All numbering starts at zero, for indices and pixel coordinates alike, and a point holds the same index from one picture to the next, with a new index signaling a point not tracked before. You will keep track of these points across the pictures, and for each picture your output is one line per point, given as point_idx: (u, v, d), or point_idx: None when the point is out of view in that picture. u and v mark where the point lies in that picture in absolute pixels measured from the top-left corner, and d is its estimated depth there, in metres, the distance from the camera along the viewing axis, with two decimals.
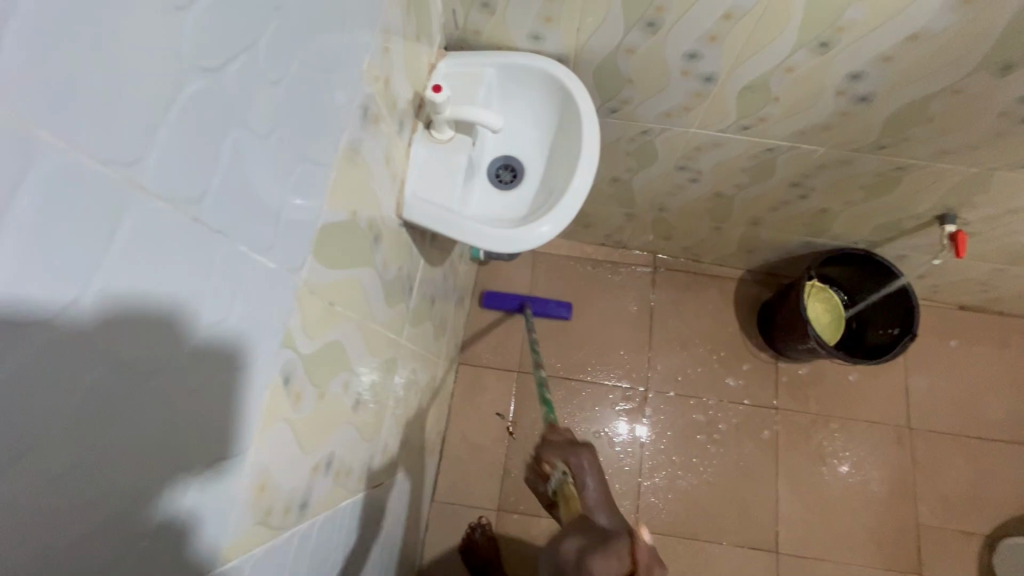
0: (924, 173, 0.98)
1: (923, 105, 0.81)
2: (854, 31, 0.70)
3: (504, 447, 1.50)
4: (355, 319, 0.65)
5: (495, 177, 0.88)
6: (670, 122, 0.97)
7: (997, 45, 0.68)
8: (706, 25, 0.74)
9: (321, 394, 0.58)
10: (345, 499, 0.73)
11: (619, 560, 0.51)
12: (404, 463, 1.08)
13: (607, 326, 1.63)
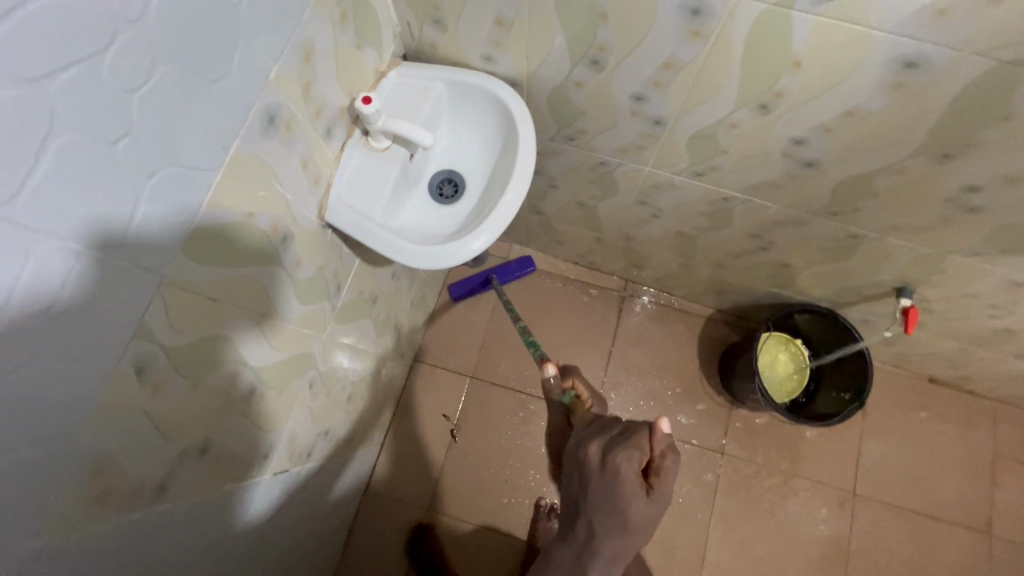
0: (879, 244, 0.96)
1: (868, 180, 0.79)
2: (792, 97, 0.68)
3: (443, 449, 1.49)
4: (248, 315, 0.66)
5: (436, 190, 0.89)
6: (626, 158, 0.96)
7: (935, 134, 0.66)
8: (648, 71, 0.73)
9: (193, 385, 0.59)
10: (229, 484, 0.75)
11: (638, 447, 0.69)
12: (325, 453, 1.10)
13: (567, 346, 1.61)
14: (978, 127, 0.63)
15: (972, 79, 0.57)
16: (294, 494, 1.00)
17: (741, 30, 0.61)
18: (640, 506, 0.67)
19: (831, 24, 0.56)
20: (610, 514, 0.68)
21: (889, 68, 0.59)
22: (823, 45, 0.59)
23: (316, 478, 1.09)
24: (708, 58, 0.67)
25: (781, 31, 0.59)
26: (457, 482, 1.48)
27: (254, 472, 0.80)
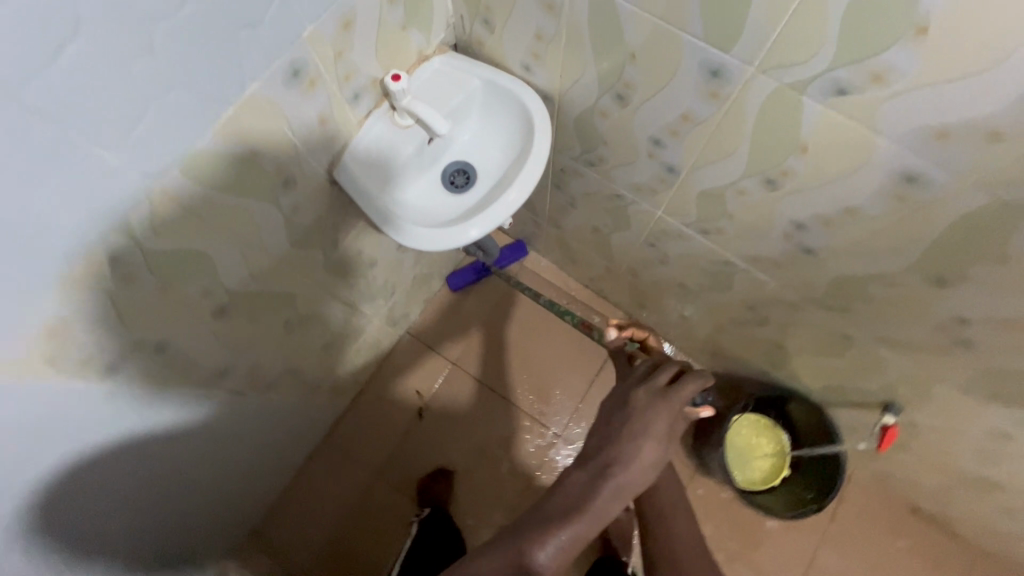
0: (870, 351, 0.93)
1: (864, 282, 0.77)
2: (797, 180, 0.68)
3: (407, 422, 1.54)
4: (233, 240, 0.72)
5: (447, 177, 0.92)
6: (640, 196, 0.97)
7: (930, 257, 0.64)
8: (667, 119, 0.74)
9: (163, 286, 0.65)
10: (180, 386, 0.81)
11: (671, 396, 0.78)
12: (289, 389, 1.16)
13: (552, 361, 1.58)
14: (972, 261, 0.61)
15: (970, 211, 0.55)
16: (247, 419, 1.06)
17: (754, 101, 0.61)
18: (646, 454, 0.72)
19: (838, 119, 0.56)
20: (627, 445, 0.72)
21: (889, 177, 0.58)
22: (829, 138, 0.59)
23: (274, 412, 1.15)
24: (722, 120, 0.67)
25: (791, 112, 0.59)
26: (410, 456, 1.52)
27: (205, 382, 0.86)
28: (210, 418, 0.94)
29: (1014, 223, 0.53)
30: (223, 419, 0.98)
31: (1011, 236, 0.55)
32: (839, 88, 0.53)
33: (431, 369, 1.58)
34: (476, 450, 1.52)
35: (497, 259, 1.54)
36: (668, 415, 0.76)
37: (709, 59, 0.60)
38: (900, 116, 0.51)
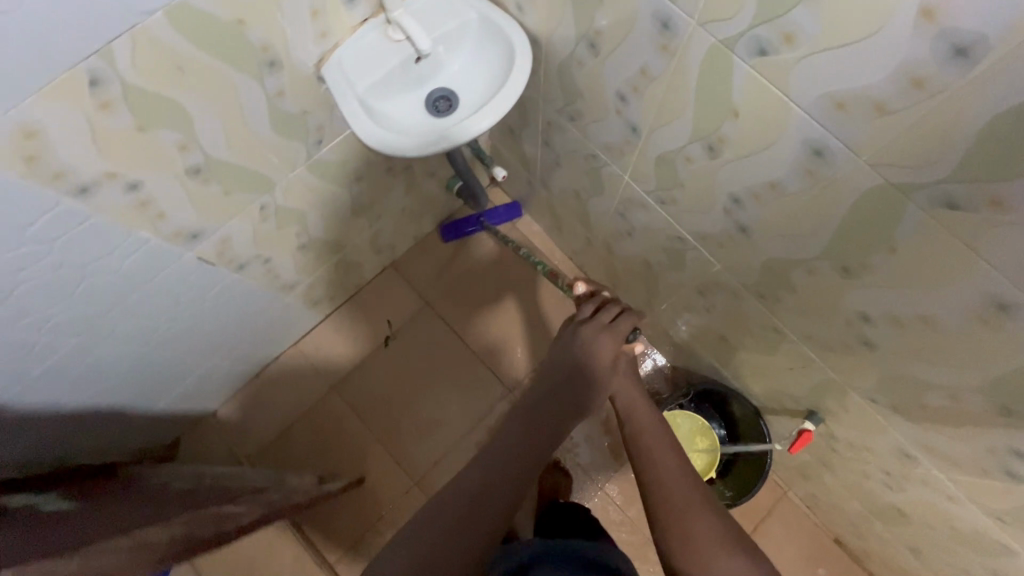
0: (796, 350, 0.95)
1: (788, 268, 0.79)
2: (732, 148, 0.70)
3: (373, 346, 1.65)
4: (214, 103, 0.79)
5: (431, 101, 0.97)
6: (610, 157, 1.01)
7: (837, 242, 0.67)
8: (629, 73, 0.77)
9: (141, 126, 0.73)
10: (149, 234, 0.89)
11: (617, 334, 0.86)
12: (260, 280, 1.24)
13: (519, 321, 1.67)
14: (871, 247, 0.63)
15: (867, 192, 0.58)
16: (214, 293, 1.14)
17: (696, 58, 0.64)
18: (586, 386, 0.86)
19: (761, 82, 0.59)
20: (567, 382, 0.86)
21: (803, 149, 0.61)
22: (754, 102, 0.62)
23: (244, 297, 1.24)
24: (672, 77, 0.70)
25: (724, 72, 0.62)
26: (369, 376, 1.64)
27: (174, 239, 0.94)
28: (176, 278, 1.02)
29: (901, 206, 0.55)
30: (189, 284, 1.06)
31: (900, 222, 0.57)
32: (760, 47, 0.56)
33: (406, 304, 1.69)
34: (431, 386, 1.64)
35: (489, 216, 1.59)
36: (610, 349, 0.86)
37: (661, 10, 0.64)
38: (808, 81, 0.54)
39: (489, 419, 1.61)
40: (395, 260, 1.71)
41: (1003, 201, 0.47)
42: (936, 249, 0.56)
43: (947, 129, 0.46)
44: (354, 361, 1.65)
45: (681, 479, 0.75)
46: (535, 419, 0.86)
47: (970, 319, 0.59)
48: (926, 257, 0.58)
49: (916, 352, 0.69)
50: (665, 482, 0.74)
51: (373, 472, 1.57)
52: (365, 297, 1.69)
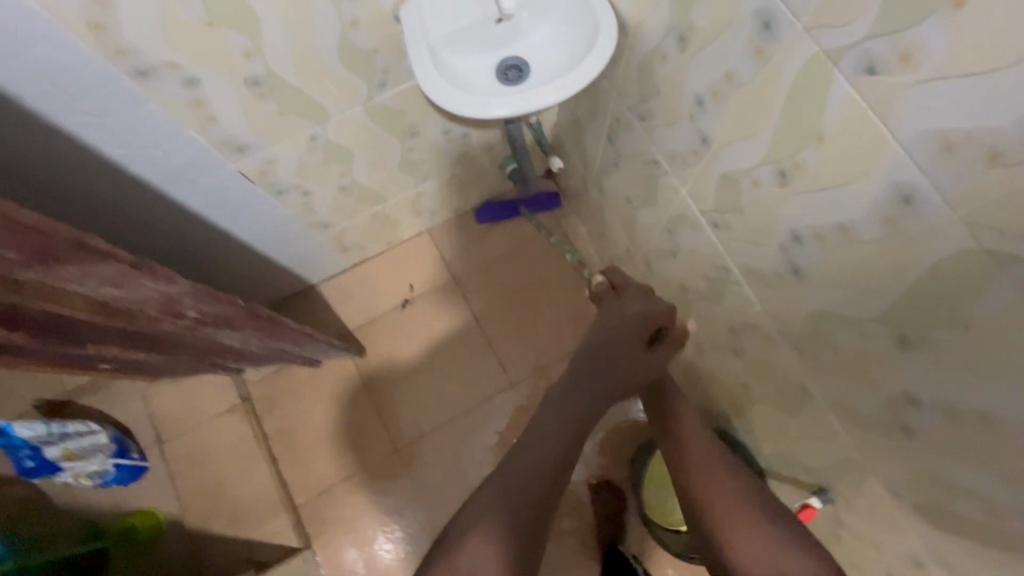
0: (820, 417, 0.87)
1: (836, 325, 0.72)
2: (807, 177, 0.64)
3: (390, 305, 1.64)
4: (287, 18, 0.78)
5: (500, 68, 0.93)
6: (672, 168, 0.95)
7: (899, 308, 0.59)
8: (714, 77, 0.71)
9: (210, 23, 0.73)
10: (199, 136, 0.89)
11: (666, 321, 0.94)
12: (297, 212, 1.24)
13: (538, 318, 1.63)
14: (939, 319, 0.55)
15: (952, 255, 0.50)
16: (249, 213, 1.15)
17: (793, 68, 0.58)
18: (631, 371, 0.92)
19: (860, 106, 0.52)
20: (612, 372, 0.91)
21: (888, 192, 0.53)
22: (845, 130, 0.55)
23: (277, 225, 1.24)
24: (760, 86, 0.64)
25: (820, 89, 0.56)
26: (379, 334, 1.63)
27: (220, 147, 0.94)
28: (215, 187, 1.03)
29: (990, 279, 0.48)
30: (227, 196, 1.07)
31: (985, 297, 0.49)
32: (871, 65, 0.49)
33: (433, 273, 1.67)
34: (435, 359, 1.62)
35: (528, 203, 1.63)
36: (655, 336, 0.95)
37: (766, 8, 0.58)
38: (916, 112, 0.47)
39: (483, 407, 1.58)
40: (433, 228, 1.70)
41: None
42: (1020, 338, 0.48)
43: None
44: (368, 317, 1.64)
45: (732, 490, 0.79)
46: (575, 418, 0.88)
47: None
48: (1003, 346, 0.50)
49: (962, 451, 0.61)
50: (716, 496, 0.78)
51: (359, 428, 1.57)
52: (395, 257, 1.68)
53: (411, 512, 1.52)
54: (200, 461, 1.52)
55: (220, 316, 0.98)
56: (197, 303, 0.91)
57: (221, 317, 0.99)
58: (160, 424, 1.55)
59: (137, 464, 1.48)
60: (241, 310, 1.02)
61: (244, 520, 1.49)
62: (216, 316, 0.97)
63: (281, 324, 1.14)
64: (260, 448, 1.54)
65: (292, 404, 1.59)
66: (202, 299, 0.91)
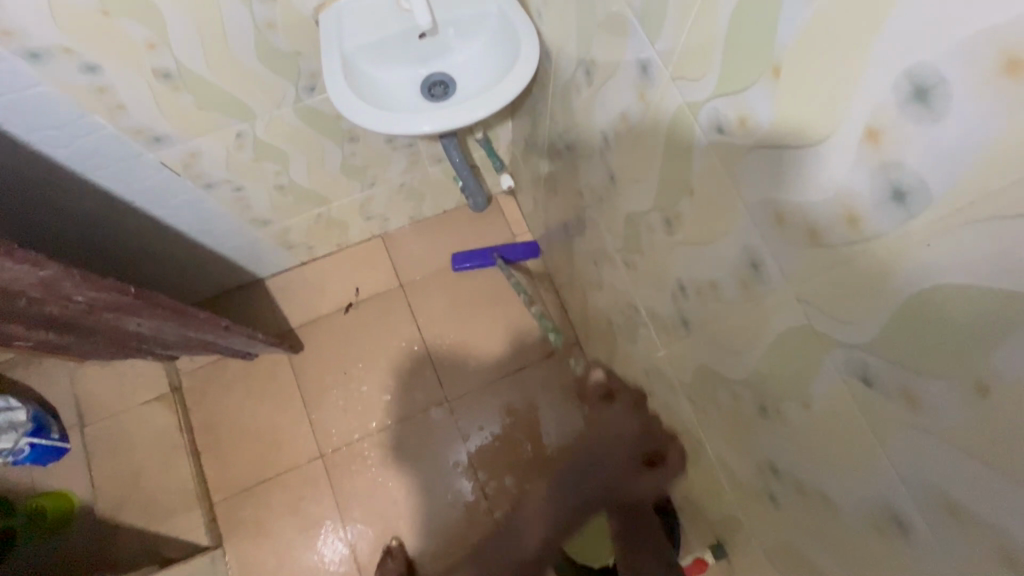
0: (710, 474, 0.84)
1: (715, 381, 0.69)
2: (685, 228, 0.61)
3: (333, 308, 1.62)
4: (191, 13, 0.79)
5: (425, 83, 0.91)
6: (593, 201, 0.93)
7: (758, 374, 0.57)
8: (612, 114, 0.70)
9: (105, 11, 0.75)
10: (105, 121, 0.89)
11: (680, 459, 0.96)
12: (231, 207, 1.22)
13: (481, 335, 1.60)
14: (786, 391, 0.52)
15: (790, 329, 0.47)
16: (176, 204, 1.13)
17: (665, 116, 0.56)
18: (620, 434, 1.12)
19: (713, 165, 0.50)
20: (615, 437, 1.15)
21: (741, 256, 0.51)
22: (705, 187, 0.53)
23: (209, 218, 1.22)
24: (645, 130, 0.62)
25: (686, 142, 0.53)
26: (319, 335, 1.61)
27: (133, 136, 0.94)
28: (134, 174, 1.02)
29: (820, 360, 0.45)
30: (148, 185, 1.05)
31: (817, 376, 0.47)
32: (718, 123, 0.47)
33: (381, 279, 1.65)
34: (373, 365, 1.59)
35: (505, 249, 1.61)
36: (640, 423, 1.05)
37: (642, 52, 0.57)
38: (754, 178, 0.45)
39: (414, 421, 1.55)
40: (387, 233, 1.68)
41: (916, 399, 0.36)
42: (845, 427, 0.45)
43: (875, 288, 0.36)
44: (310, 317, 1.61)
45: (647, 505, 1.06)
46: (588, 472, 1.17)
47: (867, 523, 0.48)
48: (834, 429, 0.47)
49: (815, 529, 0.58)
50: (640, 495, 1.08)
51: (287, 430, 1.55)
52: (345, 259, 1.66)
53: (328, 520, 1.49)
54: (120, 448, 1.50)
55: (115, 304, 0.93)
56: (85, 290, 0.85)
57: (117, 305, 0.93)
58: (85, 407, 1.52)
59: (57, 445, 1.44)
60: (135, 300, 0.94)
61: (156, 513, 1.45)
62: (110, 304, 0.92)
63: (192, 314, 1.09)
64: (184, 440, 1.51)
65: (223, 399, 1.57)
66: (90, 286, 0.86)
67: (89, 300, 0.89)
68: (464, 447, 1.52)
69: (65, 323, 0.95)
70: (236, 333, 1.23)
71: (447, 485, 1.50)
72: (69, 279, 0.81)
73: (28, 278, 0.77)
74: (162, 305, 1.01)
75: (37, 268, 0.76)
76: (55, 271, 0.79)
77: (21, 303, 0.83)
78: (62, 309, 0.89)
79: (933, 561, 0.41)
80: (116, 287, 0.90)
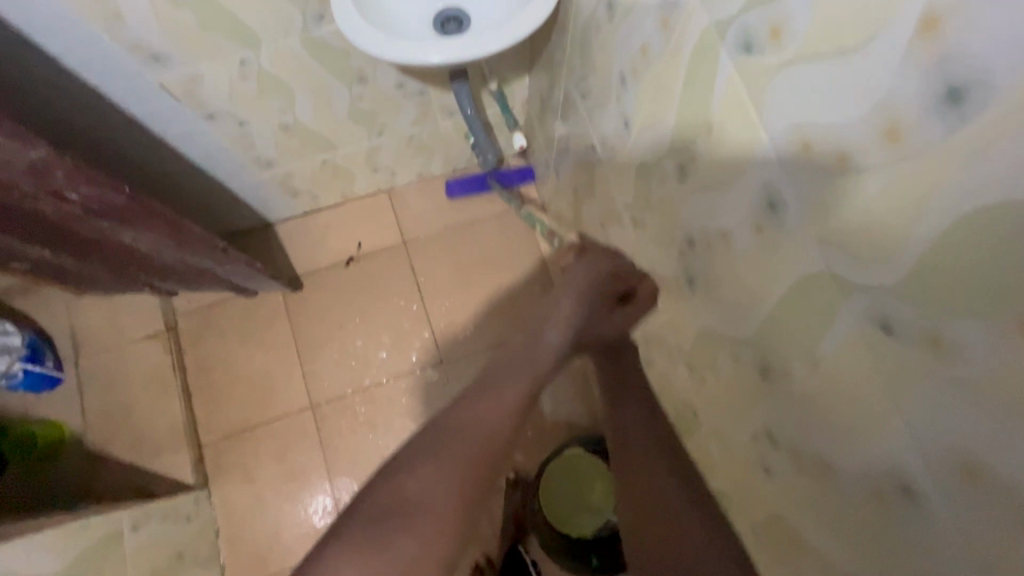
0: (700, 448, 0.80)
1: (716, 345, 0.65)
2: (700, 173, 0.57)
3: (334, 260, 1.59)
4: None
5: (437, 15, 0.86)
6: (605, 155, 0.88)
7: (763, 332, 0.53)
8: (632, 51, 0.66)
9: None
10: (105, 32, 0.86)
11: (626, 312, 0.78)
12: (233, 143, 1.19)
13: (482, 299, 1.57)
14: (793, 350, 0.49)
15: (806, 275, 0.43)
16: (176, 133, 1.10)
17: (689, 43, 0.52)
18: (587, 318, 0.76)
19: (739, 92, 0.45)
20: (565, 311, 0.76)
21: (760, 197, 0.47)
22: (726, 121, 0.49)
23: (211, 153, 1.19)
24: (667, 64, 0.57)
25: (710, 70, 0.49)
26: (317, 287, 1.58)
27: (132, 52, 0.91)
28: (133, 96, 0.98)
29: (835, 309, 0.41)
30: (147, 110, 1.02)
31: (829, 331, 0.43)
32: (747, 42, 0.43)
33: (384, 235, 1.62)
34: (370, 322, 1.56)
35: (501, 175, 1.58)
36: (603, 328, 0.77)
37: None
38: (781, 103, 0.40)
39: (407, 381, 1.53)
40: (394, 189, 1.63)
41: (943, 343, 0.33)
42: (857, 385, 0.41)
43: (910, 219, 0.32)
44: (311, 268, 1.59)
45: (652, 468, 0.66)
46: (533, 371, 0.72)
47: (868, 492, 0.44)
48: (844, 389, 0.43)
49: (810, 502, 0.54)
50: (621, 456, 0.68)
51: (279, 378, 1.54)
52: (349, 212, 1.62)
53: (313, 471, 1.48)
54: (112, 381, 1.50)
55: (111, 206, 0.92)
56: (76, 183, 0.84)
57: (110, 207, 0.92)
58: (80, 339, 1.52)
59: (51, 373, 1.43)
60: (132, 202, 0.93)
61: (146, 450, 1.47)
62: (105, 205, 0.91)
63: (187, 229, 1.07)
64: (176, 379, 1.51)
65: (217, 343, 1.56)
66: (82, 180, 0.84)
67: (83, 199, 0.88)
68: None
69: (57, 229, 0.94)
70: (234, 257, 1.22)
71: None
72: (62, 166, 0.80)
73: (19, 161, 0.75)
74: (157, 213, 0.99)
75: (27, 148, 0.74)
76: (48, 155, 0.77)
77: (14, 198, 0.81)
78: (56, 208, 0.87)
79: (938, 532, 0.38)
80: (110, 184, 0.88)
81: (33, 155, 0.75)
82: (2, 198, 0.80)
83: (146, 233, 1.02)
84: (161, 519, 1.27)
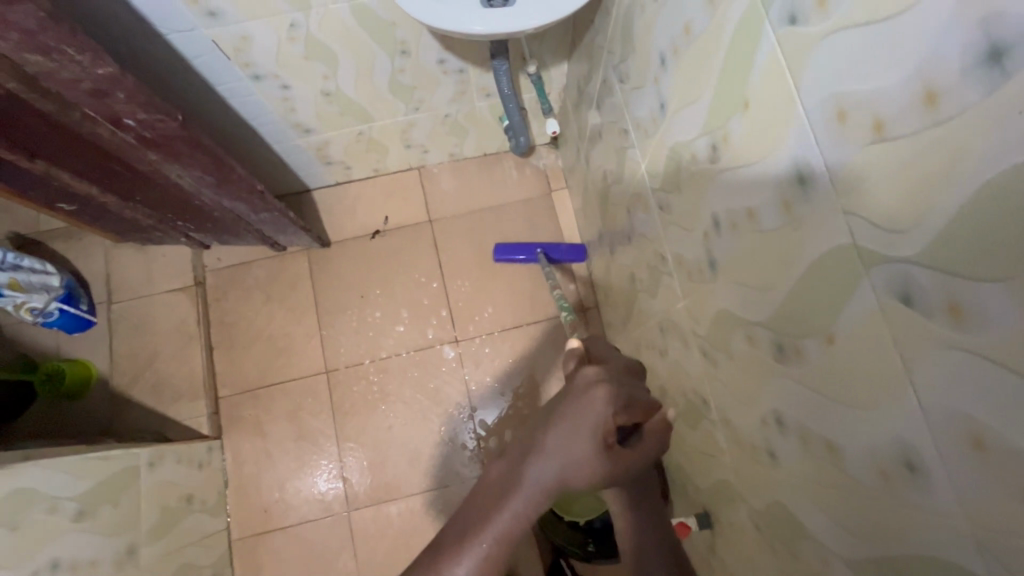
0: (705, 436, 0.80)
1: (732, 330, 0.65)
2: (733, 150, 0.57)
3: (361, 231, 1.62)
4: None
5: None
6: (637, 138, 0.89)
7: (781, 312, 0.53)
8: (675, 30, 0.66)
9: None
10: None
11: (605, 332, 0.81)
12: (276, 104, 1.23)
13: (502, 284, 1.59)
14: (809, 329, 0.49)
15: (828, 249, 0.44)
16: (224, 90, 1.15)
17: (733, 20, 0.52)
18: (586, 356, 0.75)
19: (779, 63, 0.46)
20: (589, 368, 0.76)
21: (789, 170, 0.47)
22: (764, 94, 0.49)
23: (255, 111, 1.24)
24: (709, 39, 0.58)
25: (752, 43, 0.49)
26: (342, 256, 1.62)
27: (190, 6, 0.94)
28: (188, 50, 1.03)
29: (856, 282, 0.41)
30: (198, 64, 1.07)
31: (847, 305, 0.43)
32: (792, 13, 0.43)
33: (411, 212, 1.64)
34: (390, 296, 1.59)
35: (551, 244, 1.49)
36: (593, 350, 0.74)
37: None
38: (822, 71, 0.41)
39: (421, 356, 1.55)
40: (425, 167, 1.66)
41: (962, 311, 0.33)
42: (873, 364, 0.41)
43: (937, 187, 0.33)
44: (338, 237, 1.63)
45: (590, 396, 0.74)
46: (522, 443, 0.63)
47: (872, 472, 0.45)
48: (856, 364, 0.43)
49: (813, 487, 0.54)
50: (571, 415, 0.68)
51: (298, 342, 1.58)
52: (379, 185, 1.65)
53: (322, 434, 1.52)
54: (140, 328, 1.56)
55: (163, 134, 0.96)
56: (135, 107, 0.88)
57: (163, 135, 0.96)
58: (114, 285, 1.58)
59: (83, 316, 1.49)
60: (184, 133, 0.96)
61: (166, 396, 1.52)
62: (158, 131, 0.95)
63: (231, 168, 1.10)
64: (199, 333, 1.56)
65: (241, 301, 1.61)
66: (140, 103, 0.88)
67: (138, 124, 0.93)
68: (466, 392, 1.53)
69: (111, 154, 1.01)
70: (268, 202, 1.26)
71: (445, 424, 1.51)
72: (123, 87, 0.84)
73: (86, 77, 0.80)
74: (202, 147, 1.02)
75: (93, 65, 0.78)
76: (113, 74, 0.81)
77: (76, 117, 0.89)
78: (112, 134, 0.94)
79: (939, 508, 0.38)
80: (166, 111, 0.91)
81: (99, 71, 0.79)
82: (64, 116, 0.88)
83: (190, 168, 1.07)
84: (175, 463, 1.32)
